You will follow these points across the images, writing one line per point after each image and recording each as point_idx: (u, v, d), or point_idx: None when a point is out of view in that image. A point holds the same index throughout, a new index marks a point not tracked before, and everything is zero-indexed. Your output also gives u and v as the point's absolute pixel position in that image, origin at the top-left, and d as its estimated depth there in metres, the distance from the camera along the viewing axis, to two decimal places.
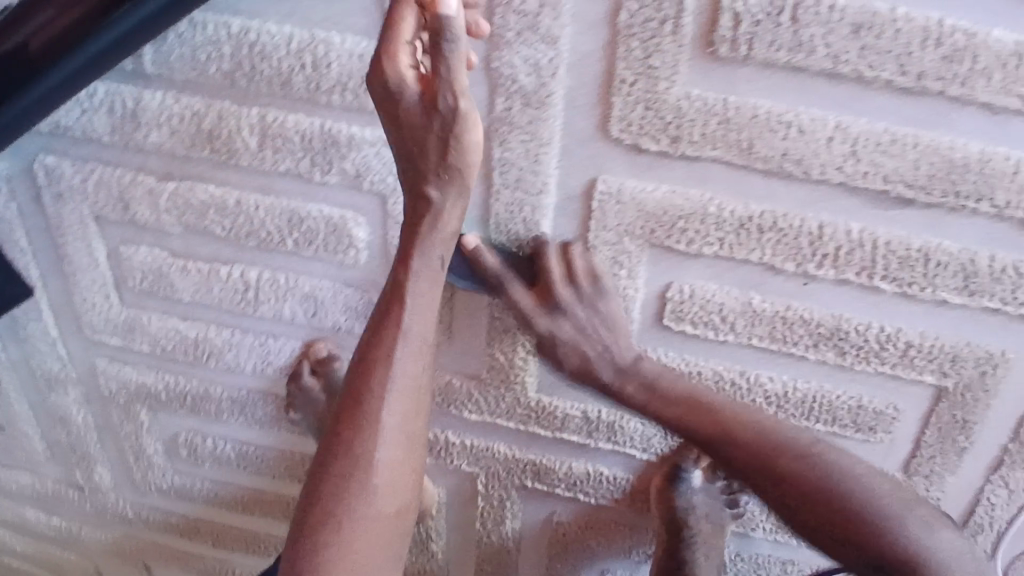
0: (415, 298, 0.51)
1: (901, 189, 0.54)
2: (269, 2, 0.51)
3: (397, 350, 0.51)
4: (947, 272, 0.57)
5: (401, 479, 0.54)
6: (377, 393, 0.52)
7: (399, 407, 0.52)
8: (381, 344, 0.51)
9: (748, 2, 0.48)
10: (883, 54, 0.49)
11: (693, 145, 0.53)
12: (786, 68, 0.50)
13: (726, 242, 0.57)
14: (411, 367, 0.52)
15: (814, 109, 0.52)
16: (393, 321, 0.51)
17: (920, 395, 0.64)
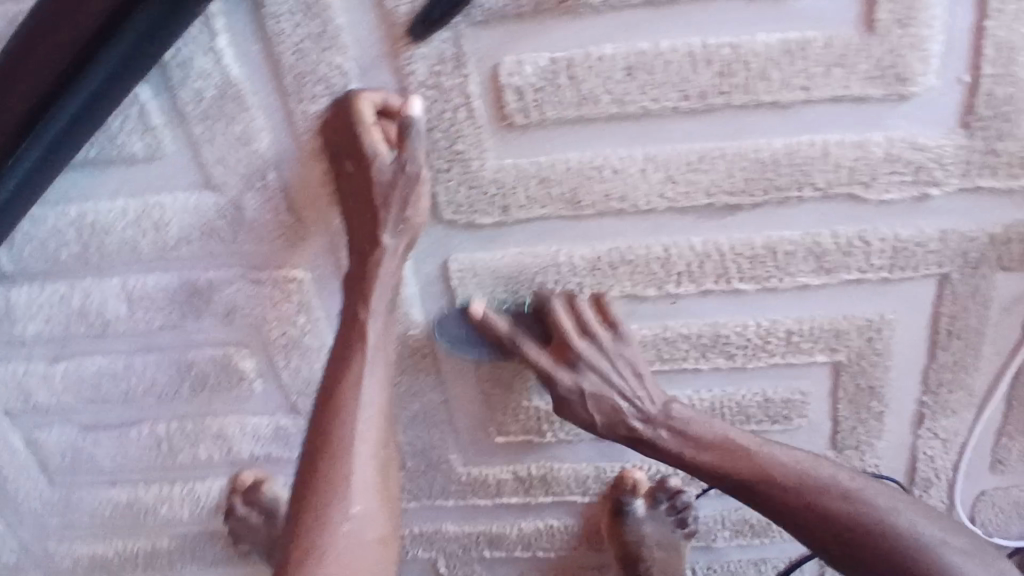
0: (375, 341, 0.54)
1: (727, 198, 0.57)
2: (98, 182, 0.55)
3: (361, 383, 0.53)
4: (797, 259, 0.60)
5: (377, 509, 0.52)
6: (345, 425, 0.52)
7: (367, 437, 0.52)
8: (346, 381, 0.53)
9: (524, 73, 0.51)
10: (663, 86, 0.52)
11: (523, 209, 0.57)
12: (582, 121, 0.53)
13: (587, 284, 0.61)
14: (375, 401, 0.53)
15: (620, 148, 0.55)
16: (357, 359, 0.53)
17: (821, 374, 0.66)
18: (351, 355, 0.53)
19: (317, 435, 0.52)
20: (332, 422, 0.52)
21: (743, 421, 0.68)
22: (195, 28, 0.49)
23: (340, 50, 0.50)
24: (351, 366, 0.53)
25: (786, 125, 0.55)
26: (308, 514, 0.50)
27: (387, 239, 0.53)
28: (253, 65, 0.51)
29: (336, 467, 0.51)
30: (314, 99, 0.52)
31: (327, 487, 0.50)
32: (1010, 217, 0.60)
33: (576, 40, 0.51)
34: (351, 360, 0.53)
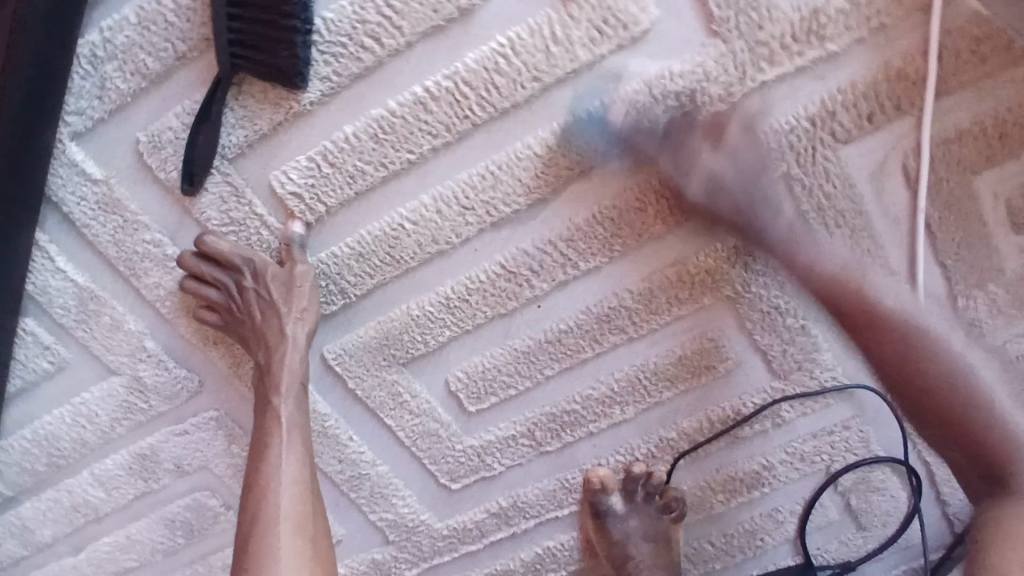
0: (284, 430, 0.61)
1: (526, 200, 0.59)
2: (36, 402, 0.66)
3: (276, 471, 0.60)
4: (629, 220, 0.60)
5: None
6: (268, 508, 0.59)
7: (287, 515, 0.59)
8: (265, 468, 0.60)
9: (294, 179, 0.57)
10: (411, 135, 0.56)
11: (358, 286, 0.62)
12: (363, 194, 0.59)
13: (451, 323, 0.64)
14: (292, 484, 0.60)
15: (408, 201, 0.59)
16: (270, 448, 0.60)
17: (717, 313, 0.65)
18: (266, 443, 0.61)
19: (247, 512, 0.60)
20: (259, 498, 0.60)
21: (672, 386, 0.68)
22: (36, 258, 0.60)
23: (146, 227, 0.59)
24: (267, 459, 0.60)
25: (539, 115, 0.57)
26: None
27: (293, 331, 0.60)
28: (92, 267, 0.60)
29: (264, 547, 0.59)
30: (147, 273, 0.60)
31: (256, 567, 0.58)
32: (820, 93, 0.56)
33: (320, 134, 0.56)
34: (265, 452, 0.61)
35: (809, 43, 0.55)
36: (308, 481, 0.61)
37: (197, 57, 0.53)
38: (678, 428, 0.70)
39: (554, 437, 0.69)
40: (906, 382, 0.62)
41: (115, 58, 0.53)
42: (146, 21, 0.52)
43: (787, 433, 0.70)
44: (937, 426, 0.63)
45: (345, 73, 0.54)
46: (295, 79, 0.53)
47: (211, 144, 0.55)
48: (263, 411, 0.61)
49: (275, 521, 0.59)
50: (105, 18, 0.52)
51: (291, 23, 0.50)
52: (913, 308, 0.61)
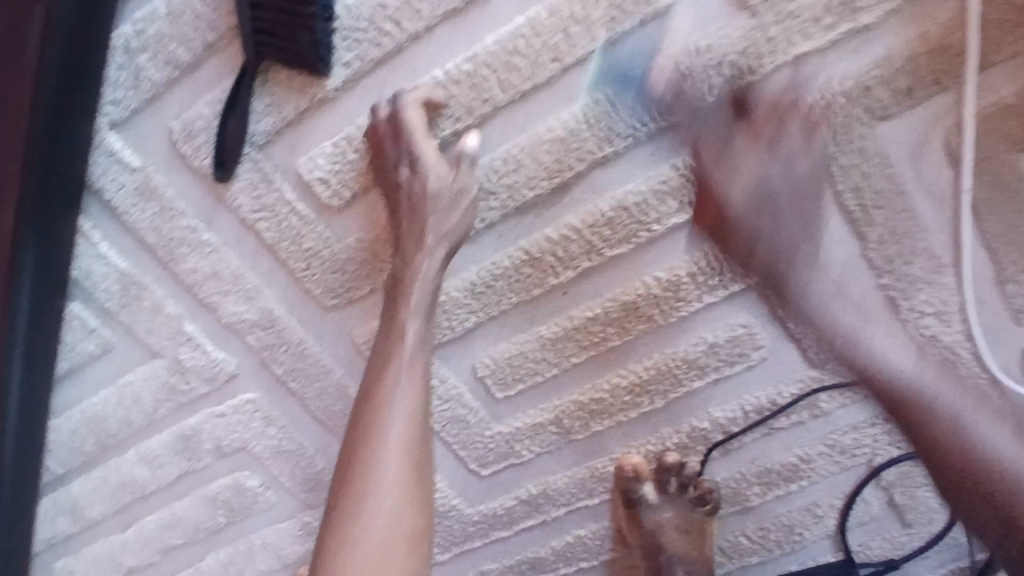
0: (399, 377, 0.59)
1: (549, 183, 0.58)
2: (85, 384, 0.70)
3: (386, 419, 0.58)
4: (657, 202, 0.58)
5: (397, 527, 0.59)
6: (373, 452, 0.58)
7: (392, 464, 0.59)
8: (377, 412, 0.59)
9: (319, 164, 0.58)
10: (434, 119, 0.57)
11: None
12: None
13: (477, 308, 0.64)
14: (402, 434, 0.59)
15: None
16: (385, 394, 0.58)
17: (751, 300, 0.62)
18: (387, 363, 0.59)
19: (359, 423, 0.60)
20: (373, 418, 0.59)
21: (704, 372, 0.66)
22: (80, 244, 0.63)
23: (182, 214, 0.61)
24: (378, 405, 0.59)
25: (559, 97, 0.56)
26: (340, 518, 0.60)
27: (432, 249, 0.57)
28: (133, 253, 0.63)
29: (368, 464, 0.59)
30: (185, 259, 0.63)
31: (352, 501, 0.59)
32: (856, 67, 0.53)
33: (343, 120, 0.57)
34: (380, 396, 0.59)
35: (842, 14, 0.52)
36: (418, 432, 0.60)
37: (224, 46, 0.55)
38: (710, 418, 0.68)
39: (582, 424, 0.69)
40: (925, 452, 0.57)
41: (148, 49, 0.55)
42: (176, 13, 0.54)
43: (826, 425, 0.67)
44: (931, 466, 0.57)
45: (366, 58, 0.55)
46: (317, 65, 0.54)
47: (240, 132, 0.57)
48: (382, 353, 0.59)
49: (383, 444, 0.59)
50: (139, 9, 0.54)
51: (308, 10, 0.51)
52: (892, 351, 0.58)
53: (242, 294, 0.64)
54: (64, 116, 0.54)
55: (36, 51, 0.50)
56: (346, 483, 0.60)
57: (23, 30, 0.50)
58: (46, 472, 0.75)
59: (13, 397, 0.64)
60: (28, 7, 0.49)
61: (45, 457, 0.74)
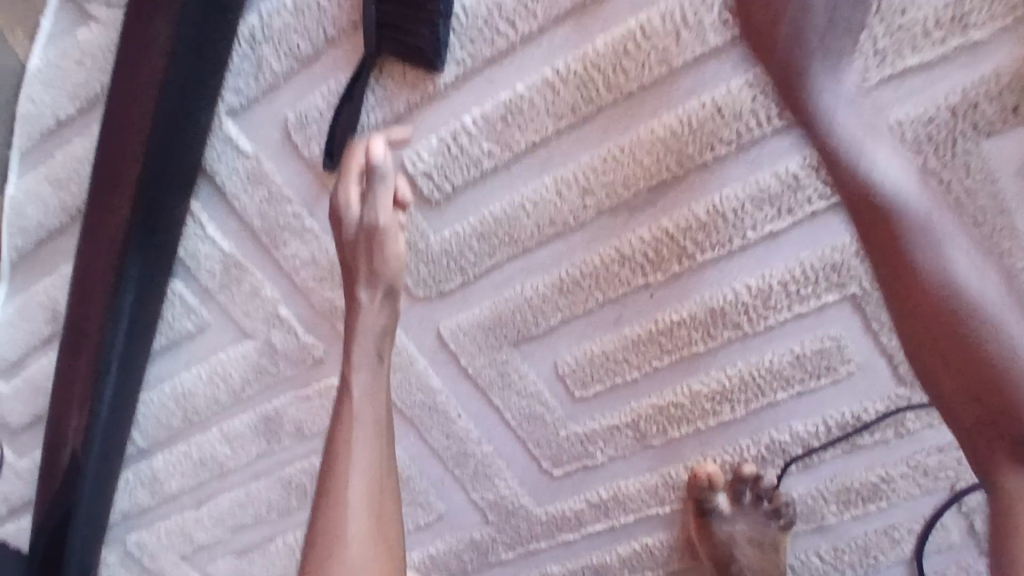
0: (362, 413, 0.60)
1: (647, 184, 0.60)
2: (177, 361, 0.73)
3: (353, 451, 0.59)
4: (754, 208, 0.59)
5: (372, 544, 0.58)
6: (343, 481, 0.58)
7: (367, 489, 0.59)
8: (340, 450, 0.59)
9: (424, 158, 0.61)
10: (536, 117, 0.58)
11: (477, 265, 0.65)
12: (486, 176, 0.61)
13: (564, 306, 0.65)
14: (366, 474, 0.59)
15: (529, 184, 0.61)
16: (344, 437, 0.59)
17: (842, 312, 0.62)
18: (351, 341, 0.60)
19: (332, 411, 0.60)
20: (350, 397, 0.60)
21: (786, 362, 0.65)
22: (189, 224, 0.66)
23: (288, 200, 0.63)
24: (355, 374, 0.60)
25: (623, 112, 0.58)
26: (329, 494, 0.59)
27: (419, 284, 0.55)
28: (237, 236, 0.66)
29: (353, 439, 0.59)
30: (286, 243, 0.65)
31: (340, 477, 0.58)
32: (964, 82, 0.54)
33: (449, 117, 0.59)
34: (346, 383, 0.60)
35: (953, 30, 0.52)
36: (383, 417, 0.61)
37: (343, 40, 0.57)
38: (791, 431, 0.67)
39: (659, 430, 0.69)
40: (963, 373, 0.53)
41: (271, 41, 0.58)
42: (301, 6, 0.57)
43: (913, 443, 0.66)
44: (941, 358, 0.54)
45: (478, 57, 0.57)
46: (433, 61, 0.56)
47: (352, 123, 0.59)
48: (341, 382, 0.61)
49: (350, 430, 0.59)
50: (265, 3, 0.57)
51: (431, 7, 0.53)
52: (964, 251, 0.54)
53: (336, 281, 0.66)
54: (188, 101, 0.57)
55: (168, 40, 0.54)
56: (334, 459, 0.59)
57: (157, 20, 0.54)
58: (132, 445, 0.78)
59: (111, 369, 0.67)
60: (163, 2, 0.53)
61: (132, 430, 0.77)
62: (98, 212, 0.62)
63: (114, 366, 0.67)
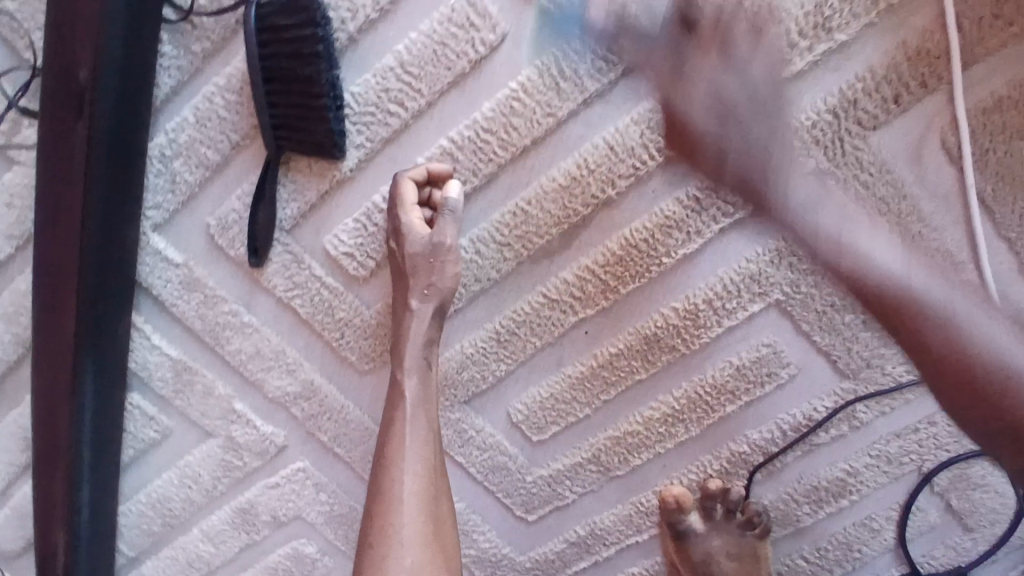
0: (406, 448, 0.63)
1: (558, 230, 0.62)
2: (148, 469, 0.74)
3: (401, 482, 0.62)
4: (663, 237, 0.61)
5: (419, 545, 0.62)
6: (393, 486, 0.62)
7: (418, 515, 0.62)
8: (392, 458, 0.63)
9: (344, 239, 0.63)
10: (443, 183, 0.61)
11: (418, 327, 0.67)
12: None
13: (505, 356, 0.66)
14: (416, 502, 0.62)
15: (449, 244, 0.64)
16: (391, 468, 0.62)
17: (770, 318, 0.64)
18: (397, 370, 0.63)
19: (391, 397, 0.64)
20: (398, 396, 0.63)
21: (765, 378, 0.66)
22: (135, 338, 0.68)
23: (224, 299, 0.66)
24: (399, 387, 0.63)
25: (518, 170, 0.60)
26: (382, 473, 0.63)
27: (420, 306, 0.61)
28: (184, 341, 0.68)
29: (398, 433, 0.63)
30: (230, 340, 0.67)
31: (392, 463, 0.63)
32: (839, 84, 0.56)
33: (361, 197, 0.62)
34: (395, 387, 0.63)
35: (818, 38, 0.55)
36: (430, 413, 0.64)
37: (249, 143, 0.60)
38: (749, 441, 0.68)
39: (621, 460, 0.70)
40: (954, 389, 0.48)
41: (181, 155, 0.61)
42: (202, 119, 0.60)
43: (869, 433, 0.68)
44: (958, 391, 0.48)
45: (376, 138, 0.60)
46: (333, 151, 0.58)
47: (270, 218, 0.62)
48: (386, 415, 0.63)
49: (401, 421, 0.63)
50: (170, 121, 0.60)
51: (320, 102, 0.55)
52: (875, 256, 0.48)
53: (284, 368, 0.68)
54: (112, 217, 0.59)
55: (83, 162, 0.55)
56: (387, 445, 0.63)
57: (69, 146, 0.55)
58: (120, 557, 0.79)
59: (83, 489, 0.68)
60: (73, 123, 0.54)
61: (117, 542, 0.78)
62: (44, 341, 0.62)
63: (86, 486, 0.68)
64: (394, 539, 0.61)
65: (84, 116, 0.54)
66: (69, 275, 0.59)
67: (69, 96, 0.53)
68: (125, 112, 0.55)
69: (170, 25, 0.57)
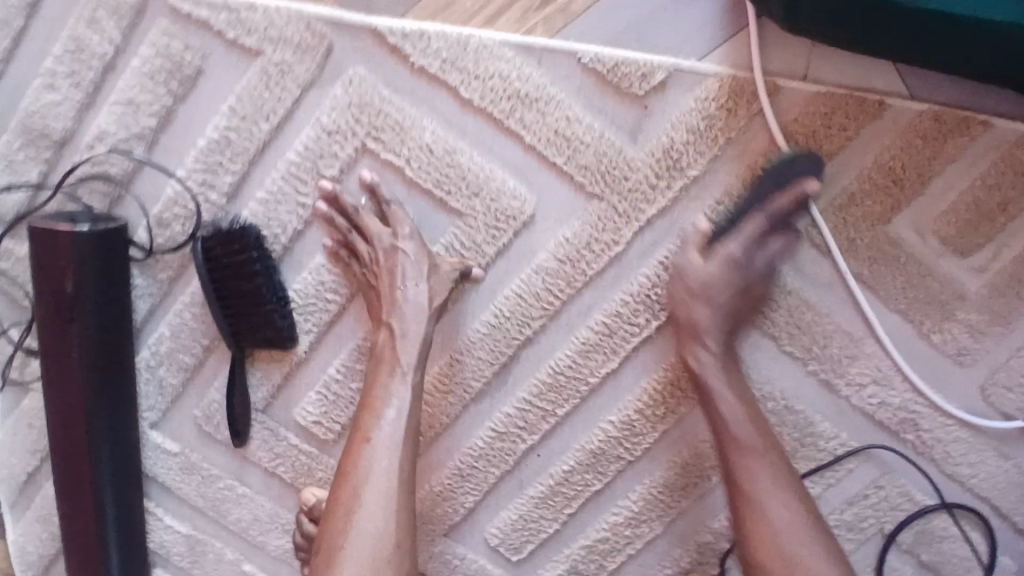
0: (369, 474, 0.60)
1: (492, 370, 0.69)
2: None
3: (357, 508, 0.59)
4: (586, 360, 0.68)
5: (379, 529, 0.59)
6: (360, 459, 0.60)
7: (369, 544, 0.58)
8: (363, 437, 0.61)
9: (310, 409, 0.72)
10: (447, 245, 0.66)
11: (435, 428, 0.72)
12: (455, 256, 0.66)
13: (472, 487, 0.73)
14: (372, 532, 0.59)
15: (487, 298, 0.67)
16: (347, 492, 0.59)
17: (701, 416, 0.69)
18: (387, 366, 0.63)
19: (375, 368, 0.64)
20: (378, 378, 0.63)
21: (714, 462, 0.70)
22: (150, 520, 0.77)
23: (219, 476, 0.75)
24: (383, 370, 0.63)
25: (446, 327, 0.69)
26: (354, 445, 0.61)
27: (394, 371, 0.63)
28: (190, 518, 0.77)
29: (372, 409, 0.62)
30: (230, 511, 0.76)
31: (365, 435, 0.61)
32: (704, 209, 0.63)
33: (318, 373, 0.71)
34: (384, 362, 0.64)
35: (674, 175, 0.63)
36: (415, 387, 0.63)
37: (217, 344, 0.71)
38: (712, 530, 0.71)
39: (598, 566, 0.73)
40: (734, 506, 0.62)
41: (164, 363, 0.72)
42: (176, 331, 0.70)
43: (822, 506, 0.71)
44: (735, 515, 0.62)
45: (322, 322, 0.69)
46: (284, 341, 0.68)
47: (245, 404, 0.71)
48: (368, 398, 0.63)
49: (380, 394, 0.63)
50: (151, 336, 0.71)
51: (266, 307, 0.66)
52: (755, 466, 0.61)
53: (280, 528, 0.76)
54: (115, 407, 0.69)
55: (81, 379, 0.66)
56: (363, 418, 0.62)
57: (68, 373, 0.66)
58: None
59: None
60: (69, 352, 0.66)
61: None
62: (67, 530, 0.71)
63: None
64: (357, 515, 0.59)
65: (77, 345, 0.65)
66: (83, 471, 0.69)
67: (60, 315, 0.64)
68: (107, 334, 0.67)
69: (139, 263, 0.69)
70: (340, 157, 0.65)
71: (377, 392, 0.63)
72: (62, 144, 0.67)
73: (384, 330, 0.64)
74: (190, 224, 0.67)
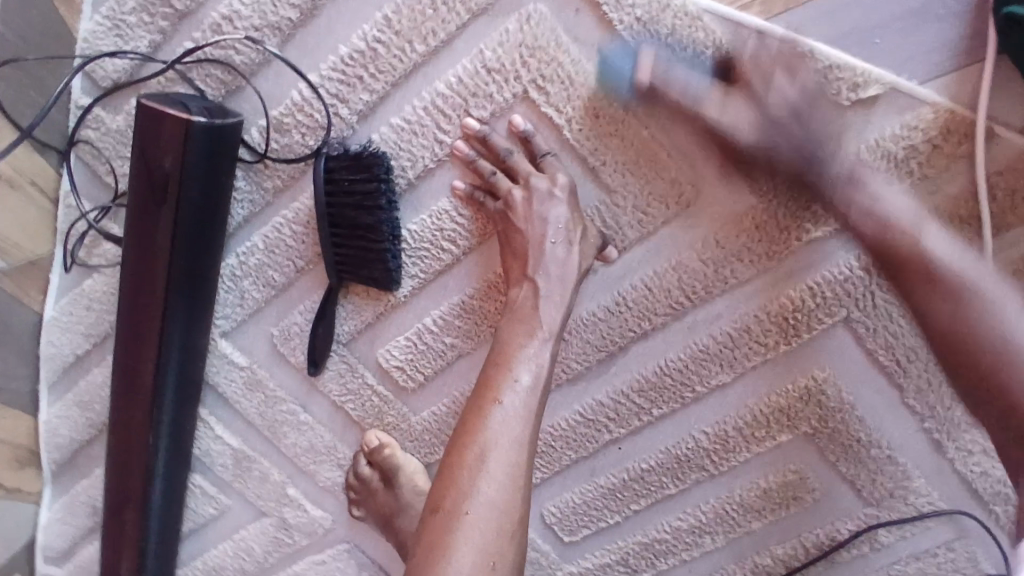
0: (500, 436, 0.52)
1: (596, 356, 0.65)
2: (204, 539, 0.80)
3: (482, 471, 0.51)
4: (704, 365, 0.64)
5: (504, 501, 0.51)
6: (489, 416, 0.53)
7: (493, 519, 0.50)
8: (491, 394, 0.54)
9: (395, 354, 0.68)
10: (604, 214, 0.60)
11: None
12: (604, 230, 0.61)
13: (540, 464, 0.71)
14: (495, 504, 0.51)
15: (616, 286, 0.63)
16: (471, 455, 0.52)
17: (795, 446, 0.66)
18: (521, 331, 0.57)
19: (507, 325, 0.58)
20: (510, 335, 0.57)
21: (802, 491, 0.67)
22: (201, 428, 0.74)
23: (283, 400, 0.72)
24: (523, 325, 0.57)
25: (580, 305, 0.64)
26: (479, 399, 0.55)
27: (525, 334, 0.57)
28: (243, 432, 0.74)
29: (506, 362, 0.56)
30: (287, 435, 0.73)
31: (495, 394, 0.54)
32: None
33: (412, 320, 0.66)
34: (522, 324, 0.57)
35: None
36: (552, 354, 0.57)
37: (313, 267, 0.66)
38: (772, 554, 0.70)
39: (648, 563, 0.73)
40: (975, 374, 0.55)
41: (249, 276, 0.67)
42: (270, 246, 0.65)
43: (887, 555, 0.69)
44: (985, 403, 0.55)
45: (429, 271, 0.64)
46: (389, 283, 0.63)
47: (329, 335, 0.67)
48: (502, 356, 0.56)
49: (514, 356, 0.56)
50: (240, 246, 0.66)
51: (381, 245, 0.60)
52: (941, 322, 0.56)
53: (335, 462, 0.73)
54: (190, 312, 0.63)
55: (165, 284, 0.61)
56: (493, 375, 0.55)
57: (154, 275, 0.60)
58: None
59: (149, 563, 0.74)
60: (158, 253, 0.60)
61: None
62: (120, 429, 0.67)
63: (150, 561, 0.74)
64: (484, 479, 0.51)
65: (169, 248, 0.59)
66: (149, 376, 0.64)
67: (159, 213, 0.58)
68: (201, 241, 0.61)
69: (245, 164, 0.63)
70: (495, 101, 0.58)
71: (508, 347, 0.56)
72: (183, 16, 0.60)
73: (527, 283, 0.58)
74: (312, 136, 0.61)
